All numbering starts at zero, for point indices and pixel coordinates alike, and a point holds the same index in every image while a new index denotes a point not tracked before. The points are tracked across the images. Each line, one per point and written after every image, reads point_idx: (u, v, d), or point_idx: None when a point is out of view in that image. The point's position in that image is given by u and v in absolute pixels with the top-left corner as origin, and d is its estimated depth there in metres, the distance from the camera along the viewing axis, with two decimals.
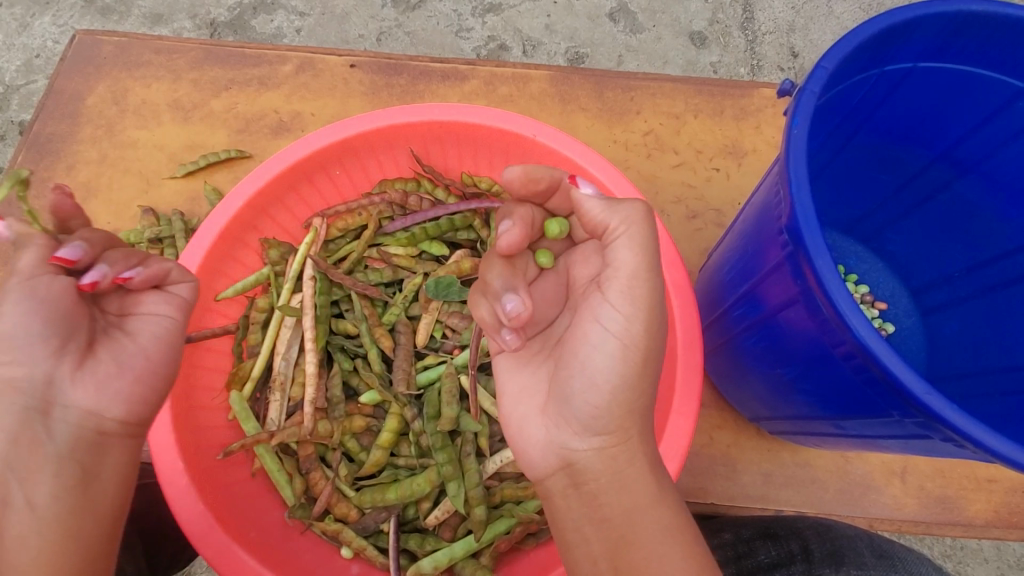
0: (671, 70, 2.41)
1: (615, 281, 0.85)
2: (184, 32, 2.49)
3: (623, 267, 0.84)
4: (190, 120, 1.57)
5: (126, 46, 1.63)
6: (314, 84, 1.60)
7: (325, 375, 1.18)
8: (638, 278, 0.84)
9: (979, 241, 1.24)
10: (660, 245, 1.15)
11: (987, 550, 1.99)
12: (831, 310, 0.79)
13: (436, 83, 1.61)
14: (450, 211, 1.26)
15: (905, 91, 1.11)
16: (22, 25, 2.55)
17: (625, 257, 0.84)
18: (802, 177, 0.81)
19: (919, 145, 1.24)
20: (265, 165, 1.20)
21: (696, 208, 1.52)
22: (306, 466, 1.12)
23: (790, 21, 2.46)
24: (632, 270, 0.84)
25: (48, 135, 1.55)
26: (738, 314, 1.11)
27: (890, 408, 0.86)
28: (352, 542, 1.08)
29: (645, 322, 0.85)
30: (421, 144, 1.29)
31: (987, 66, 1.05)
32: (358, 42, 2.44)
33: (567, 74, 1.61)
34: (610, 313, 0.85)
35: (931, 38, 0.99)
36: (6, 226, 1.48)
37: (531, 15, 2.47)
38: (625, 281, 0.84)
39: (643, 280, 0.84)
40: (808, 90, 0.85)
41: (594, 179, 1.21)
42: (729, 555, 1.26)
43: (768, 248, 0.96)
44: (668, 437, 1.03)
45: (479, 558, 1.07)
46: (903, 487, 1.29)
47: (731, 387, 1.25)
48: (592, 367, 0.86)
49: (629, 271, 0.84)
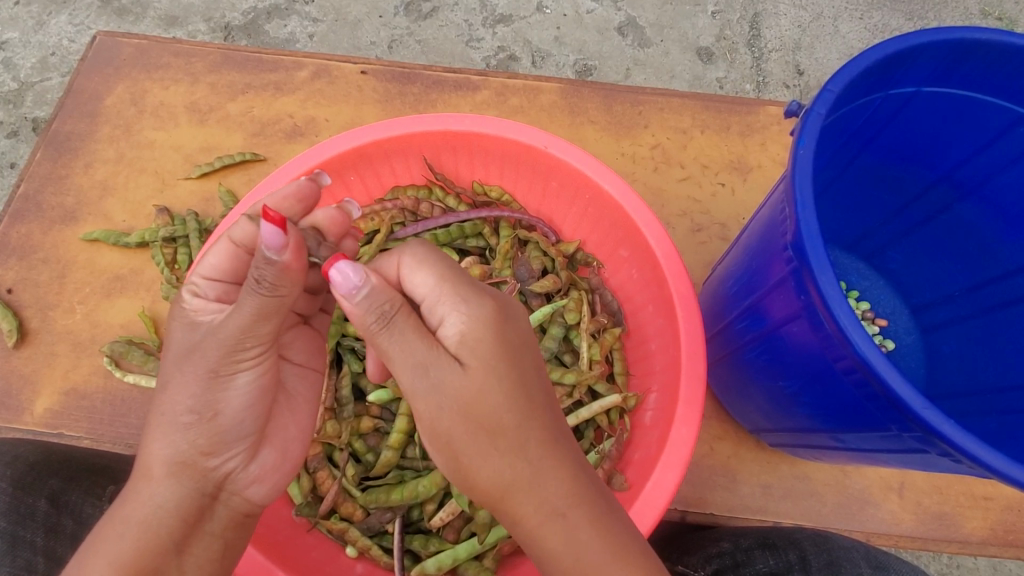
0: (677, 84, 2.44)
1: (249, 282, 0.80)
2: (198, 35, 2.54)
3: (425, 287, 0.83)
4: (207, 122, 1.61)
5: (146, 48, 1.67)
6: (329, 91, 1.63)
7: (334, 376, 1.18)
8: (457, 276, 0.83)
9: (979, 261, 1.27)
10: (666, 257, 1.17)
11: (983, 569, 2.00)
12: (834, 325, 0.81)
13: (449, 92, 1.64)
14: (461, 217, 1.30)
15: (909, 114, 1.14)
16: (38, 23, 2.59)
17: (422, 282, 0.83)
18: (807, 197, 0.84)
19: (921, 166, 1.26)
20: (282, 170, 1.22)
21: (701, 221, 1.55)
22: (313, 465, 1.13)
23: (796, 39, 2.51)
24: (429, 294, 0.82)
25: (67, 133, 1.58)
26: (742, 326, 1.13)
27: (888, 422, 0.88)
28: (358, 541, 1.10)
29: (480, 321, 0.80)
30: (434, 152, 1.32)
31: (988, 93, 1.07)
32: (369, 49, 2.49)
33: (577, 87, 1.65)
34: (202, 289, 0.91)
35: (935, 64, 1.02)
36: (23, 221, 1.50)
37: (540, 27, 2.51)
38: (434, 303, 0.82)
39: (442, 298, 0.81)
40: (814, 112, 0.88)
41: (602, 190, 1.24)
42: (726, 564, 1.18)
43: (772, 263, 0.99)
44: (671, 446, 1.04)
45: (483, 561, 1.09)
46: (900, 502, 1.31)
47: (732, 398, 1.27)
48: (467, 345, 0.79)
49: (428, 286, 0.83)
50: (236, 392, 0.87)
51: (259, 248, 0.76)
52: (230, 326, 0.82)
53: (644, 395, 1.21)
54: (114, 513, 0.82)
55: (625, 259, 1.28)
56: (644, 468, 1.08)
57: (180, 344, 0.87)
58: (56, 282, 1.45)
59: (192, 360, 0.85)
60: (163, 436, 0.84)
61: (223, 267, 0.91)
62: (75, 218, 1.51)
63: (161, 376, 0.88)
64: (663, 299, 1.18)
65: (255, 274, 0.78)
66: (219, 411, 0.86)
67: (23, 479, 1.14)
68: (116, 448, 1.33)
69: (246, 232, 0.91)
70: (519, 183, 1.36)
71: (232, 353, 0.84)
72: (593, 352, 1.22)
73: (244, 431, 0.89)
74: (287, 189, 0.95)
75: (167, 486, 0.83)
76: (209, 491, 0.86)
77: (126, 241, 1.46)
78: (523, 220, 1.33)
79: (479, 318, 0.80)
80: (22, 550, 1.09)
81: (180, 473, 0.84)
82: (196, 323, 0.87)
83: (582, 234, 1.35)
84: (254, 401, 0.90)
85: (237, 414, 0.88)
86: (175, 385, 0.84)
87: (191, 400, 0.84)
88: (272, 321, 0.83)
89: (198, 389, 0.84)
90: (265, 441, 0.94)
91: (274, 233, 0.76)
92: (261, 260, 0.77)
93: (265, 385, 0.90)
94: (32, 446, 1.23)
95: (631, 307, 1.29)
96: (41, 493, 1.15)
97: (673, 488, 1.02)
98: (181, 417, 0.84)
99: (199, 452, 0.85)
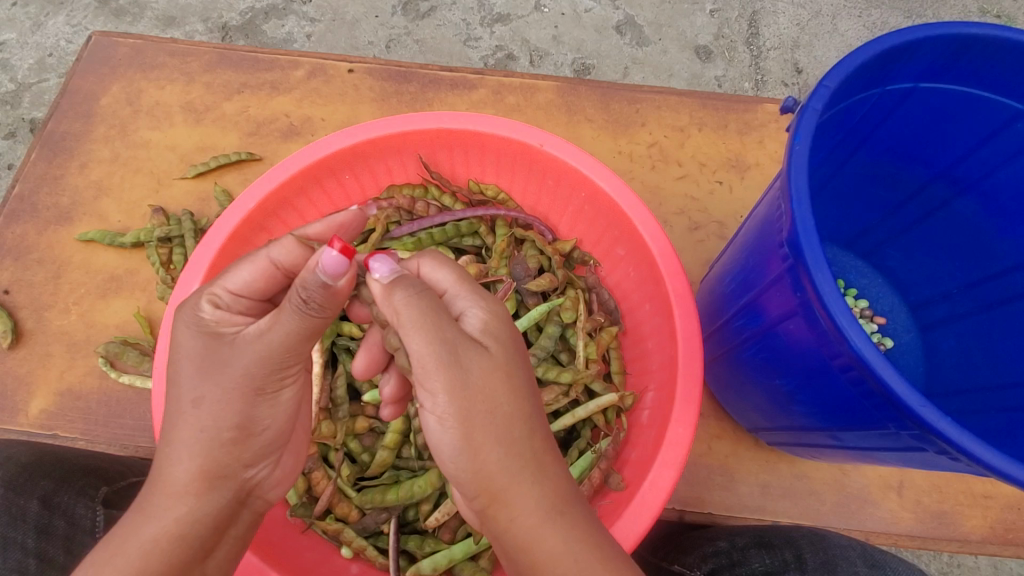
0: (676, 83, 2.44)
1: (293, 299, 0.78)
2: (196, 35, 2.53)
3: (447, 281, 0.83)
4: (202, 122, 1.60)
5: (141, 48, 1.66)
6: (325, 90, 1.62)
7: (329, 376, 1.17)
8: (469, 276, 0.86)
9: (977, 257, 1.26)
10: (663, 255, 1.17)
11: (983, 568, 1.99)
12: (830, 323, 0.80)
13: (445, 91, 1.63)
14: (456, 216, 1.30)
15: (906, 110, 1.14)
16: (36, 24, 2.59)
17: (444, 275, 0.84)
18: (803, 193, 0.83)
19: (919, 163, 1.26)
20: (276, 169, 1.22)
21: (699, 219, 1.54)
22: (308, 465, 1.11)
23: (794, 37, 2.50)
24: (450, 286, 0.83)
25: (62, 133, 1.58)
26: (739, 325, 1.13)
27: (886, 420, 0.87)
28: (353, 541, 1.10)
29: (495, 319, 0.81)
30: (429, 151, 1.32)
31: (985, 88, 1.07)
32: (367, 49, 2.48)
33: (574, 86, 1.64)
34: (224, 301, 0.86)
35: (931, 59, 1.02)
36: (19, 222, 1.50)
37: (538, 26, 2.51)
38: (453, 296, 0.82)
39: (463, 291, 0.82)
40: (810, 108, 0.87)
41: (598, 188, 1.23)
42: (723, 563, 1.16)
43: (768, 261, 0.98)
44: (667, 446, 1.03)
45: (478, 561, 1.09)
46: (900, 501, 1.30)
47: (730, 397, 1.27)
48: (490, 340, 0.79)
49: (449, 277, 0.83)
50: (277, 408, 0.88)
51: (315, 270, 0.75)
52: (275, 344, 0.82)
53: (641, 394, 1.21)
54: (141, 529, 0.78)
55: (621, 257, 1.27)
56: (641, 467, 1.07)
57: (211, 358, 0.83)
58: (51, 282, 1.45)
59: (231, 376, 0.82)
60: (200, 453, 0.82)
61: (257, 284, 0.87)
62: (70, 218, 1.50)
63: (186, 391, 0.82)
64: (660, 296, 1.17)
65: (303, 292, 0.77)
66: (255, 426, 0.86)
67: (13, 482, 1.14)
68: (111, 449, 1.32)
69: (290, 255, 0.87)
70: (515, 182, 1.36)
71: (276, 370, 0.84)
72: (589, 351, 1.21)
73: (276, 445, 0.91)
74: (341, 218, 0.99)
75: (209, 500, 0.82)
76: (245, 502, 0.87)
77: (121, 241, 1.45)
78: (519, 218, 1.32)
79: (495, 310, 0.82)
80: (13, 552, 1.10)
81: (221, 485, 0.83)
82: (223, 337, 0.83)
83: (578, 233, 1.35)
84: (287, 416, 0.92)
85: (273, 429, 0.90)
86: (213, 401, 0.82)
87: (233, 416, 0.83)
88: (316, 340, 0.86)
89: (241, 406, 0.83)
90: (288, 448, 0.96)
91: (337, 260, 0.74)
92: (313, 282, 0.76)
93: (296, 399, 0.93)
94: (26, 447, 1.23)
95: (628, 306, 1.29)
96: (33, 494, 1.15)
97: (670, 487, 1.01)
98: (222, 434, 0.83)
99: (239, 466, 0.85)
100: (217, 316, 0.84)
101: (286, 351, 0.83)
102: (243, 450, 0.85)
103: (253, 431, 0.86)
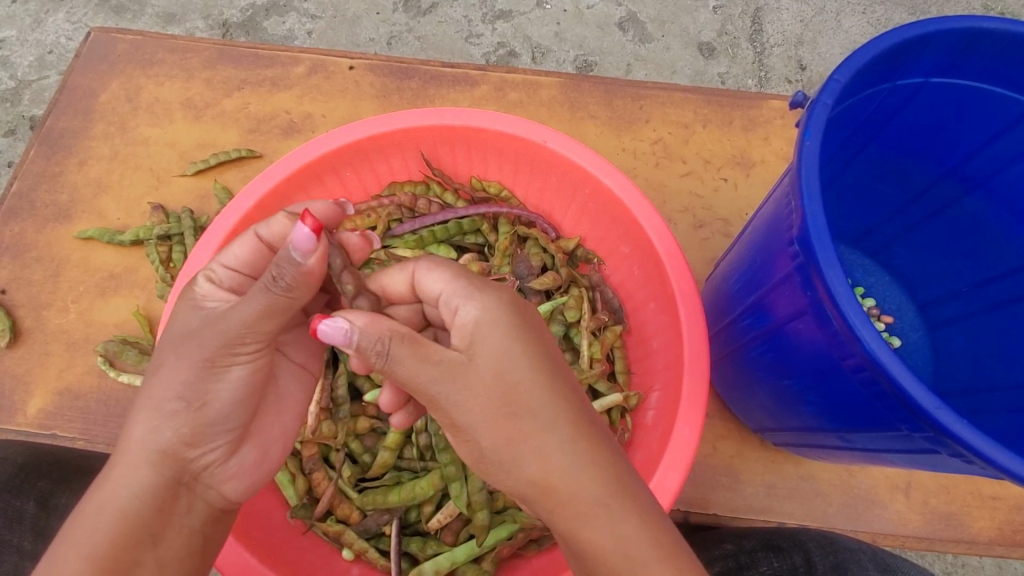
0: (679, 80, 2.42)
1: (264, 278, 0.78)
2: (196, 32, 2.52)
3: (439, 285, 0.84)
4: (202, 119, 1.58)
5: (140, 44, 1.64)
6: (326, 86, 1.61)
7: (330, 375, 1.15)
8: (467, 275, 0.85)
9: (987, 256, 1.24)
10: (668, 253, 1.15)
11: (989, 569, 1.97)
12: (842, 322, 0.79)
13: (447, 88, 1.62)
14: (459, 214, 1.29)
15: (916, 105, 1.12)
16: (36, 21, 2.57)
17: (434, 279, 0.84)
18: (814, 190, 0.81)
19: (928, 160, 1.24)
20: (277, 166, 1.20)
21: (704, 217, 1.52)
22: (308, 466, 1.11)
23: (798, 34, 2.48)
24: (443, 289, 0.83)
25: (61, 130, 1.56)
26: (746, 324, 1.11)
27: (898, 422, 0.85)
28: (354, 543, 1.09)
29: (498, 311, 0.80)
30: (431, 148, 1.30)
31: (997, 84, 1.05)
32: (368, 46, 2.46)
33: (577, 82, 1.62)
34: (217, 275, 0.89)
35: (943, 54, 1.00)
36: (17, 219, 1.49)
37: (541, 22, 2.49)
38: (449, 296, 0.83)
39: (456, 290, 0.82)
40: (821, 103, 0.85)
41: (603, 185, 1.21)
42: (729, 566, 1.15)
43: (777, 259, 0.96)
44: (673, 447, 1.02)
45: (481, 563, 1.07)
46: (907, 502, 1.29)
47: (736, 397, 1.25)
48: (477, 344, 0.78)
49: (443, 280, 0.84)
50: (227, 385, 0.84)
51: (287, 247, 0.76)
52: (236, 320, 0.80)
53: (646, 393, 1.19)
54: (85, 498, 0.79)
55: (626, 256, 1.26)
56: (647, 469, 1.06)
57: (180, 327, 0.84)
58: (49, 281, 1.43)
59: (190, 346, 0.82)
60: (144, 420, 0.81)
61: (247, 257, 0.90)
62: (69, 215, 1.49)
63: (155, 358, 0.85)
64: (665, 295, 1.15)
65: (274, 269, 0.77)
66: (205, 402, 0.83)
67: (11, 483, 1.13)
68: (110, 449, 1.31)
69: (279, 231, 0.91)
70: (518, 179, 1.34)
71: (233, 346, 0.81)
72: (594, 350, 1.20)
73: (230, 426, 0.87)
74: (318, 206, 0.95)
75: (142, 472, 0.80)
76: (184, 483, 0.83)
77: (120, 239, 1.44)
78: (522, 216, 1.31)
79: (495, 303, 0.81)
80: (9, 554, 1.08)
81: (157, 461, 0.81)
82: (201, 308, 0.85)
83: (582, 231, 1.33)
84: (243, 397, 0.87)
85: (225, 407, 0.85)
86: (168, 370, 0.82)
87: (178, 387, 0.81)
88: (277, 320, 0.81)
89: (191, 377, 0.82)
90: (248, 437, 0.92)
91: (307, 237, 0.76)
92: (285, 259, 0.76)
93: (255, 382, 0.87)
94: (24, 447, 1.22)
95: (632, 304, 1.27)
96: (30, 495, 1.15)
97: (676, 489, 1.00)
98: (168, 405, 0.82)
99: (178, 442, 0.82)
100: (209, 289, 0.87)
101: (244, 327, 0.80)
102: (191, 426, 0.82)
103: (203, 408, 0.83)
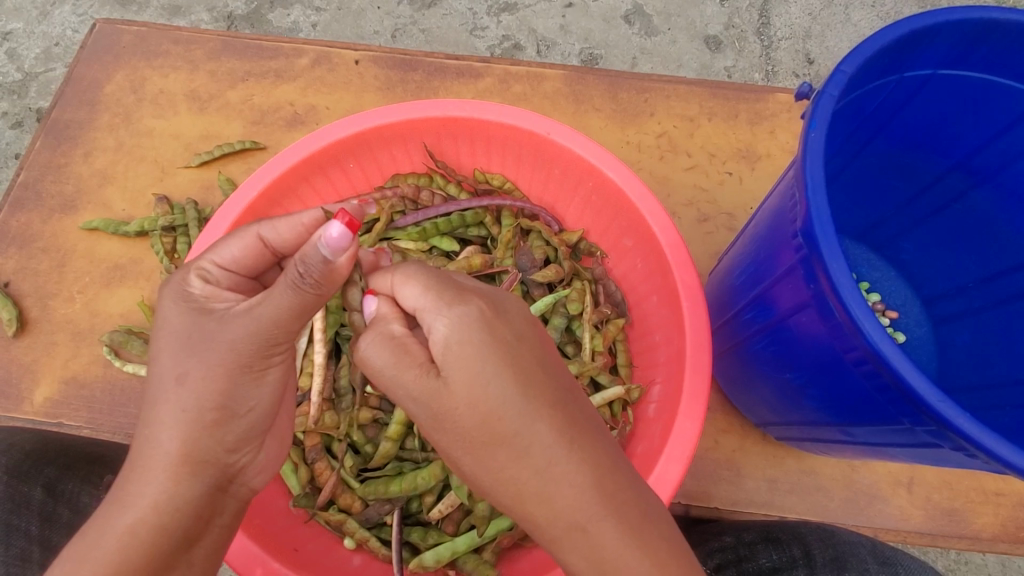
0: (684, 73, 2.40)
1: (290, 274, 0.77)
2: (201, 24, 2.52)
3: (414, 299, 0.78)
4: (206, 110, 1.59)
5: (145, 35, 1.64)
6: (330, 78, 1.61)
7: (333, 367, 1.17)
8: (442, 283, 0.79)
9: (993, 251, 1.23)
10: (671, 246, 1.14)
11: (991, 565, 1.97)
12: (845, 315, 0.78)
13: (451, 80, 1.61)
14: (462, 206, 1.28)
15: (923, 98, 1.11)
16: (42, 13, 2.58)
17: (411, 294, 0.78)
18: (818, 181, 0.81)
19: (935, 153, 1.24)
20: (280, 157, 1.20)
21: (707, 211, 1.52)
22: (311, 456, 1.11)
23: (806, 27, 2.45)
24: (420, 304, 0.77)
25: (67, 121, 1.57)
26: (749, 318, 1.11)
27: (901, 416, 0.85)
28: (355, 532, 1.10)
29: (474, 329, 0.75)
30: (434, 140, 1.30)
31: (1007, 76, 1.04)
32: (373, 38, 2.46)
33: (582, 74, 1.61)
34: (212, 275, 0.89)
35: (951, 45, 0.99)
36: (23, 210, 1.50)
37: (546, 15, 2.47)
38: (422, 313, 0.77)
39: (432, 309, 0.76)
40: (826, 94, 0.84)
41: (606, 178, 1.21)
42: (728, 559, 1.21)
43: (780, 251, 0.96)
44: (674, 439, 1.02)
45: (482, 553, 1.08)
46: (910, 497, 1.28)
47: (738, 392, 1.25)
48: (444, 355, 0.74)
49: (418, 299, 0.78)
50: (263, 389, 0.86)
51: (316, 244, 0.75)
52: (268, 330, 0.81)
53: (648, 386, 1.19)
54: (118, 519, 0.77)
55: (629, 249, 1.26)
56: (648, 461, 1.06)
57: (198, 336, 0.82)
58: (56, 271, 1.45)
59: (219, 353, 0.82)
60: (178, 433, 0.81)
61: (243, 258, 0.90)
62: (75, 206, 1.50)
63: (169, 369, 0.82)
64: (667, 288, 1.15)
65: (302, 269, 0.76)
66: (241, 410, 0.84)
67: (20, 467, 1.14)
68: (116, 438, 1.32)
69: (278, 236, 0.91)
70: (521, 172, 1.34)
71: (266, 353, 0.83)
72: (595, 343, 1.20)
73: (264, 429, 0.90)
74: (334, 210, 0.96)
75: (185, 484, 0.80)
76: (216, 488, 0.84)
77: (125, 230, 1.44)
78: (525, 209, 1.30)
79: (469, 326, 0.75)
80: (17, 539, 1.08)
81: (184, 455, 0.81)
82: (211, 315, 0.84)
83: (585, 224, 1.33)
84: (274, 398, 0.89)
85: (262, 409, 0.88)
86: (198, 379, 0.82)
87: (216, 396, 0.82)
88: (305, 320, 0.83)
89: (226, 384, 0.82)
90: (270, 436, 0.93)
91: (340, 235, 0.75)
92: (313, 257, 0.75)
93: (285, 381, 0.90)
94: (28, 435, 1.24)
95: (635, 297, 1.27)
96: (37, 482, 1.16)
97: (677, 481, 1.00)
98: (205, 414, 0.82)
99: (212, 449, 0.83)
100: (205, 288, 0.87)
101: (277, 336, 0.82)
102: (229, 433, 0.84)
103: (241, 417, 0.85)
